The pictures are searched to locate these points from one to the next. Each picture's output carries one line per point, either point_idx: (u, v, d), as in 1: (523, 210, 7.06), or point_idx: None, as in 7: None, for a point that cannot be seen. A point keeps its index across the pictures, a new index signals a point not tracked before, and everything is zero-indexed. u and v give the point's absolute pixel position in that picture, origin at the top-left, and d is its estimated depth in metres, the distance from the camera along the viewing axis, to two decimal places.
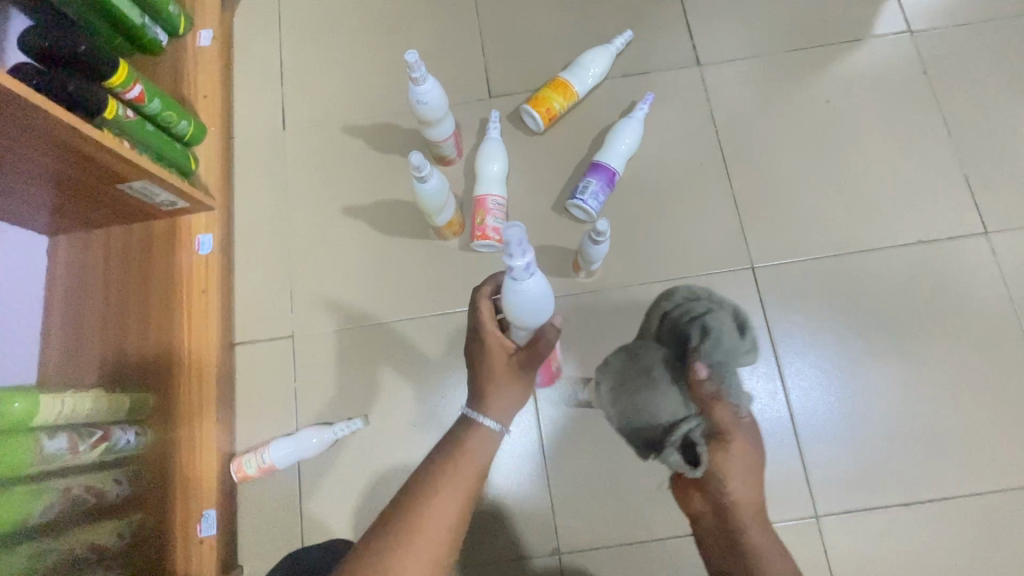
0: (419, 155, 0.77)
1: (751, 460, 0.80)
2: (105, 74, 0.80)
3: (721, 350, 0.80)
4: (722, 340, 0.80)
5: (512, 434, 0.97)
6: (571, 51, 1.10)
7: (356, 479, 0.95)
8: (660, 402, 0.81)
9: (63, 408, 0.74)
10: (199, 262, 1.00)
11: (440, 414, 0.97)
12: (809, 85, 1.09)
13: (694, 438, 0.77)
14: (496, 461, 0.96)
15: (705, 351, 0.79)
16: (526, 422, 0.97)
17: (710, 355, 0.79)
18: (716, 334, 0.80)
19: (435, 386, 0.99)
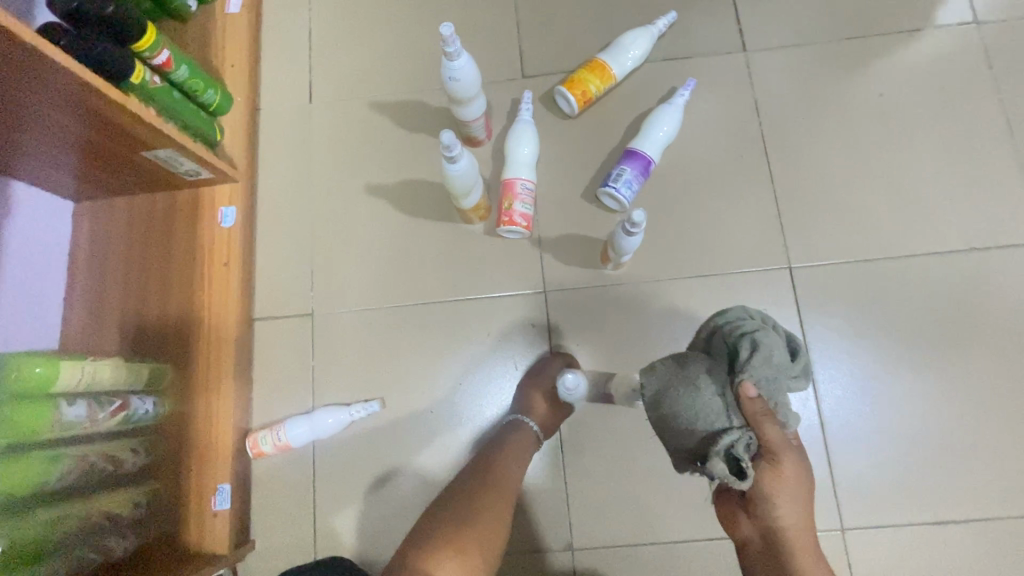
0: (450, 133, 0.73)
1: (805, 485, 0.70)
2: (132, 37, 0.78)
3: (776, 364, 0.67)
4: (775, 351, 0.68)
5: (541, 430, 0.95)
6: (609, 31, 1.05)
7: (371, 461, 0.94)
8: (703, 415, 0.68)
9: (83, 375, 0.73)
10: (221, 234, 0.98)
11: (474, 410, 0.95)
12: (861, 76, 1.03)
13: (739, 455, 0.66)
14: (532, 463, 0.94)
15: (757, 363, 0.66)
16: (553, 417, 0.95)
17: (763, 368, 0.67)
18: (771, 345, 0.67)
19: (468, 381, 0.96)
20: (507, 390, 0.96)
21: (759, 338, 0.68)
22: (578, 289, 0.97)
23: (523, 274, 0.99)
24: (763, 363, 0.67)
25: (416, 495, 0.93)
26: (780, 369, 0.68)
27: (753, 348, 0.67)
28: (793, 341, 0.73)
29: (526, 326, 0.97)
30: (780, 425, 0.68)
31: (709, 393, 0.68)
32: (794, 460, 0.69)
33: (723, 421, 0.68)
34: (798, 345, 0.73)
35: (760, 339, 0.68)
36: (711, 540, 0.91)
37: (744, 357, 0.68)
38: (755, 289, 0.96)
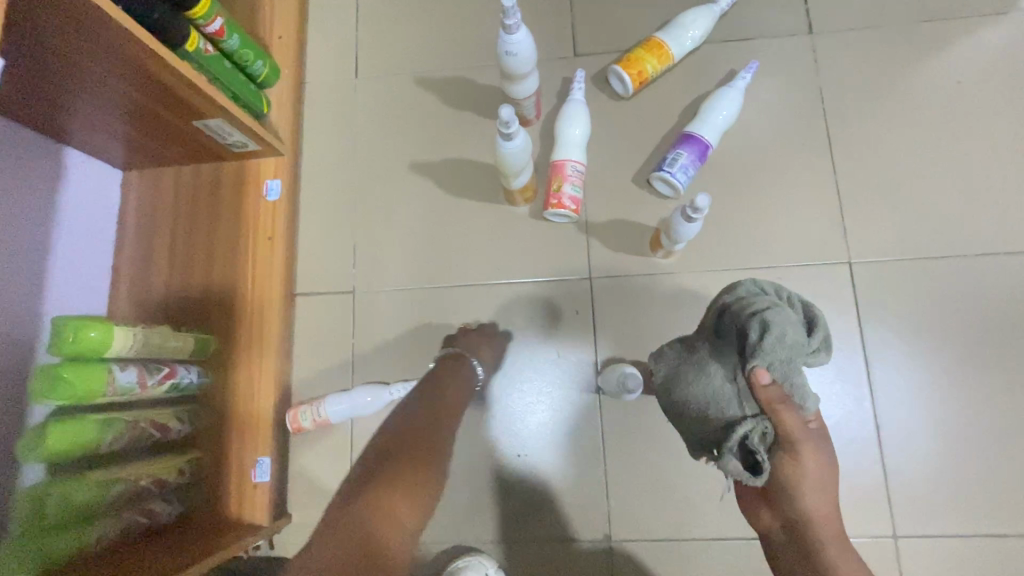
0: (509, 109, 0.71)
1: (829, 477, 0.68)
2: (188, 4, 0.78)
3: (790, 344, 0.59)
4: (790, 331, 0.60)
5: (539, 408, 0.94)
6: (667, 9, 1.01)
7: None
8: (714, 402, 0.65)
9: (136, 341, 0.74)
10: (266, 207, 0.97)
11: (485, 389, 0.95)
12: (935, 62, 0.96)
13: (755, 447, 0.62)
14: (524, 440, 0.93)
15: (767, 347, 0.59)
16: (551, 397, 0.94)
17: (775, 352, 0.59)
18: (783, 326, 0.59)
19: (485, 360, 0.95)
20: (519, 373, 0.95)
21: (770, 319, 0.60)
22: (624, 276, 0.95)
23: (568, 259, 0.96)
24: (777, 346, 0.59)
25: (453, 477, 0.93)
26: (796, 349, 0.60)
27: (763, 330, 0.59)
28: (811, 316, 0.66)
29: (569, 312, 0.95)
30: (798, 409, 0.62)
31: (718, 378, 0.66)
32: (817, 452, 0.66)
33: (734, 409, 0.64)
34: (817, 317, 0.65)
35: (771, 321, 0.60)
36: (753, 540, 0.88)
37: (752, 340, 0.60)
38: (811, 283, 0.92)
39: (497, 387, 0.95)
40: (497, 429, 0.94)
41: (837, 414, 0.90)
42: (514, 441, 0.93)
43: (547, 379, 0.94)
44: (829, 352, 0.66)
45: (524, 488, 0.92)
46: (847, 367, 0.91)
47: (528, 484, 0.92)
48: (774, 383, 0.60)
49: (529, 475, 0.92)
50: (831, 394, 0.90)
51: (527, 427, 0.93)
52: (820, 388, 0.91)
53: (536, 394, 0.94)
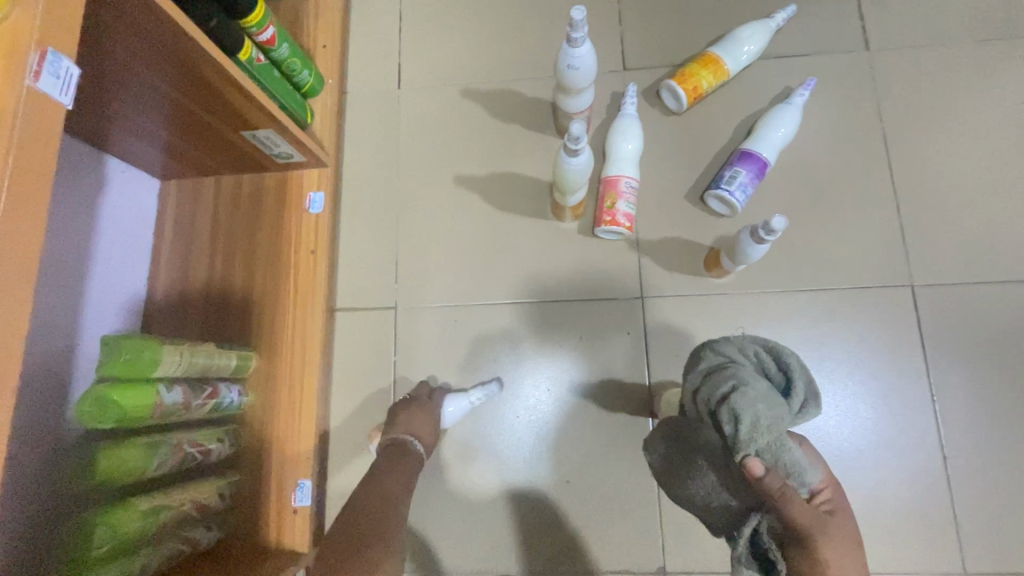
0: (579, 125, 0.69)
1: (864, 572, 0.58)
2: (242, 13, 0.76)
3: (767, 425, 0.56)
4: (764, 412, 0.57)
5: (525, 414, 0.91)
6: (719, 24, 0.99)
7: (456, 464, 0.91)
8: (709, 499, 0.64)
9: (183, 360, 0.71)
10: (309, 220, 0.94)
11: (499, 407, 0.92)
12: (996, 81, 0.94)
13: (765, 544, 0.57)
14: (518, 450, 0.90)
15: (747, 438, 0.56)
16: (534, 400, 0.92)
17: (755, 439, 0.56)
18: (750, 410, 0.57)
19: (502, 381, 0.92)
20: (508, 385, 0.92)
21: (738, 407, 0.58)
22: (678, 296, 0.92)
23: (619, 278, 0.93)
24: (757, 435, 0.56)
25: (499, 503, 0.89)
26: (776, 426, 0.57)
27: (734, 422, 0.57)
28: (780, 372, 0.64)
29: (619, 333, 0.92)
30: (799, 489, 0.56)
31: (709, 472, 0.64)
32: (841, 538, 0.57)
33: (736, 501, 0.62)
34: (790, 373, 0.63)
35: (741, 409, 0.57)
36: None
37: (730, 433, 0.58)
38: (872, 306, 0.89)
39: (498, 411, 0.92)
40: (500, 446, 0.91)
41: (901, 444, 0.86)
42: (517, 466, 0.90)
43: (551, 397, 0.91)
44: (819, 401, 0.64)
45: (573, 516, 0.88)
46: (910, 395, 0.87)
47: (577, 512, 0.88)
48: (769, 472, 0.54)
49: (577, 503, 0.88)
50: (895, 423, 0.86)
51: (530, 450, 0.90)
52: (881, 416, 0.87)
53: (522, 402, 0.92)
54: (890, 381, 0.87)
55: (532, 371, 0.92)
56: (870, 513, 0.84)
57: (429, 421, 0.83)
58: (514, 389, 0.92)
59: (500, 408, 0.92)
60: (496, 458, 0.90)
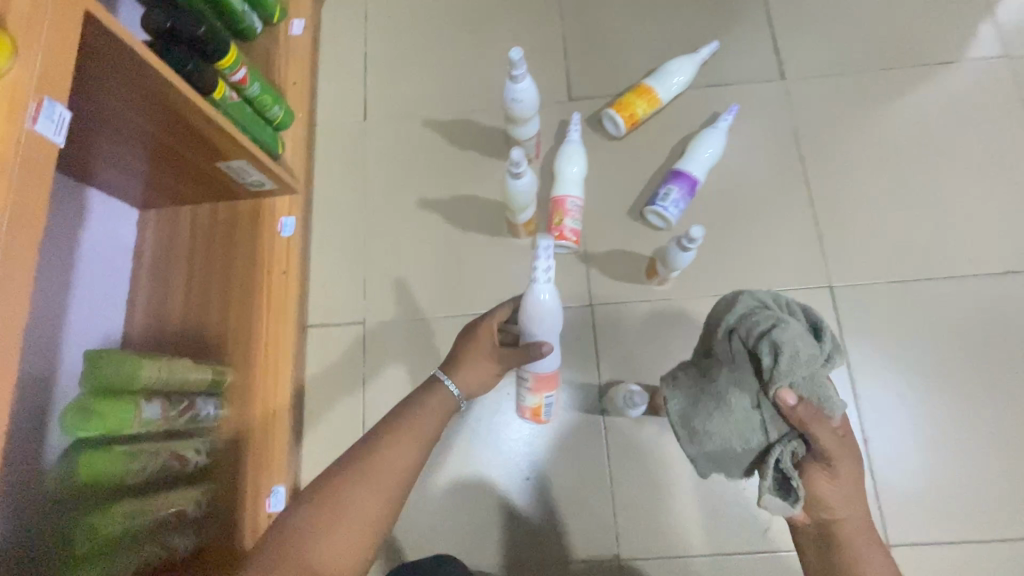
0: (519, 151, 0.78)
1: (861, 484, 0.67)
2: (216, 57, 0.84)
3: (805, 359, 0.63)
4: (802, 347, 0.63)
5: (516, 434, 0.97)
6: (654, 58, 1.10)
7: (441, 468, 0.96)
8: (738, 431, 0.68)
9: (160, 372, 0.76)
10: (281, 243, 1.02)
11: (490, 431, 0.98)
12: (900, 103, 1.06)
13: (787, 468, 0.66)
14: (511, 468, 0.96)
15: (785, 370, 0.63)
16: (522, 420, 0.98)
17: (794, 370, 0.63)
18: (792, 343, 0.62)
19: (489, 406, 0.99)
20: (499, 408, 0.99)
21: (780, 341, 0.63)
22: (623, 303, 1.00)
23: (569, 288, 1.02)
24: (793, 366, 0.63)
25: (464, 501, 0.95)
26: (812, 360, 0.63)
27: (775, 354, 0.63)
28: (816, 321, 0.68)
29: (571, 338, 1.00)
30: (830, 420, 0.64)
31: (741, 402, 0.67)
32: (849, 461, 0.66)
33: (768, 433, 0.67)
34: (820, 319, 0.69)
35: (781, 342, 0.63)
36: (756, 554, 0.91)
37: (769, 365, 0.64)
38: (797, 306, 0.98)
39: (489, 429, 0.98)
40: (495, 466, 0.96)
41: None
42: (502, 475, 0.96)
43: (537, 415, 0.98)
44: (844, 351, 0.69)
45: (532, 510, 0.94)
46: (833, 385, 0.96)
47: (536, 506, 0.95)
48: (801, 400, 0.63)
49: (536, 498, 0.95)
50: None
51: (516, 461, 0.96)
52: None
53: (512, 423, 0.98)
54: None
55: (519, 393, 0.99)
56: None
57: (476, 353, 0.71)
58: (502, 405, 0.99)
59: (494, 431, 0.98)
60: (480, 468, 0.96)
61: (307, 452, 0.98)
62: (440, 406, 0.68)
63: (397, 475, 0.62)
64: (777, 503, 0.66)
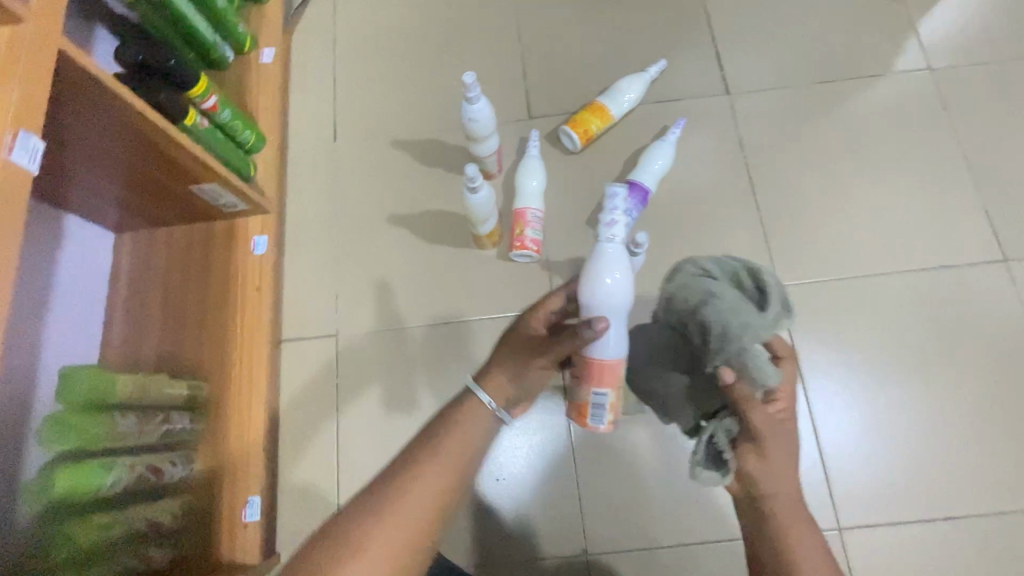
0: (473, 167, 0.86)
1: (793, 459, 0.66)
2: (186, 86, 0.87)
3: (734, 330, 0.63)
4: (731, 320, 0.64)
5: (503, 441, 1.01)
6: (607, 77, 1.17)
7: None
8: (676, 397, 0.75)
9: (134, 386, 0.79)
10: (254, 261, 1.06)
11: None
12: (837, 113, 1.13)
13: (720, 445, 0.67)
14: (491, 471, 0.99)
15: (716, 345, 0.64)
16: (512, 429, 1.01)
17: (724, 345, 0.64)
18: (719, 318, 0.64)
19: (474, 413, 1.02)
20: None
21: (710, 318, 0.65)
22: None
23: (533, 295, 1.07)
24: (719, 343, 0.64)
25: None
26: (743, 332, 0.63)
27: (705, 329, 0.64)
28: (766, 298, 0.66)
29: None
30: (758, 386, 0.64)
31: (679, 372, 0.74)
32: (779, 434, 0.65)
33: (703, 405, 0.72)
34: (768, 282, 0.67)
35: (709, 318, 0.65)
36: (717, 543, 0.95)
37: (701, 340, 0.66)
38: None
39: None
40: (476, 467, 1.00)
41: None
42: (496, 480, 0.99)
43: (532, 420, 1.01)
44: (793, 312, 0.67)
45: (502, 511, 0.98)
46: None
47: (505, 507, 0.98)
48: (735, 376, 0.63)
49: (506, 498, 0.98)
50: None
51: (501, 466, 0.99)
52: None
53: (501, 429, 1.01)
54: None
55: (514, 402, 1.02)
56: None
57: (516, 354, 0.70)
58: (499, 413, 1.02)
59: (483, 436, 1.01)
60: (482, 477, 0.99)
61: (284, 462, 1.02)
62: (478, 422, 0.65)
63: (428, 503, 0.57)
64: (708, 475, 0.68)
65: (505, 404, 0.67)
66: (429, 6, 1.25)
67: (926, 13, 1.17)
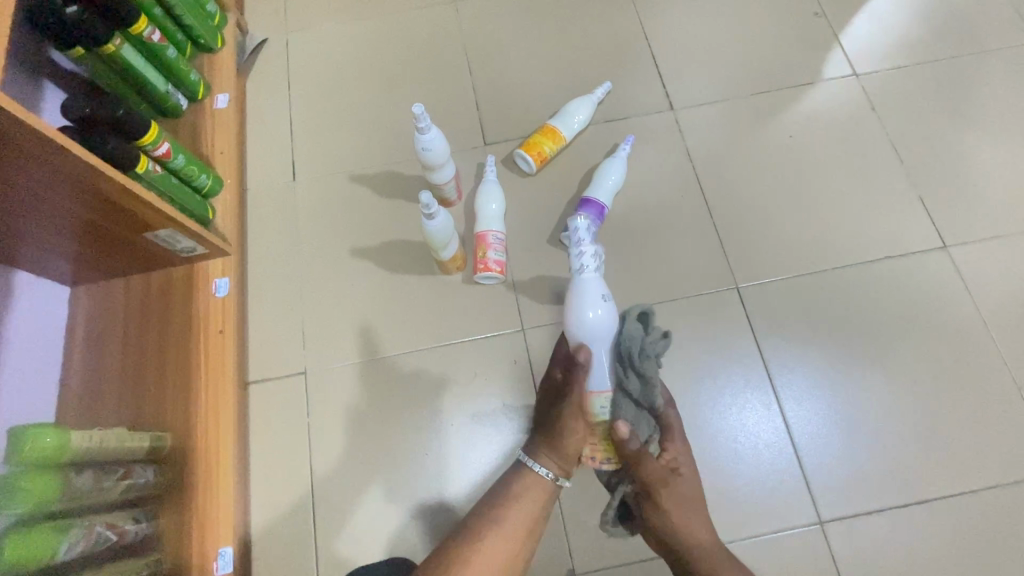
0: (428, 195, 0.88)
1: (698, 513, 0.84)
2: (137, 133, 0.88)
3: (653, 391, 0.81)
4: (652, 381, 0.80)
5: (470, 445, 1.02)
6: (557, 101, 1.21)
7: (398, 494, 0.99)
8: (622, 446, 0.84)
9: (90, 442, 0.75)
10: (216, 303, 1.04)
11: (442, 453, 1.01)
12: (775, 122, 1.19)
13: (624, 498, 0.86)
14: (453, 474, 1.00)
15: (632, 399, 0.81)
16: (481, 434, 1.02)
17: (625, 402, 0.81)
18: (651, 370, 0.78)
19: (440, 431, 1.02)
20: (458, 427, 1.03)
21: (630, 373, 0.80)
22: (553, 324, 1.06)
23: (501, 316, 1.07)
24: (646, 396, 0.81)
25: (422, 536, 0.97)
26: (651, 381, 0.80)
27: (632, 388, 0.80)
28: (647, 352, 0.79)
29: (507, 363, 1.05)
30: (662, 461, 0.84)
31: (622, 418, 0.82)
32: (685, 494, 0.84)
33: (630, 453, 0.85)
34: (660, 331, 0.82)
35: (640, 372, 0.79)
36: None
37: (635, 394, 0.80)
38: (711, 309, 1.06)
39: (445, 444, 1.02)
40: (439, 473, 1.00)
41: (754, 420, 1.00)
42: (456, 484, 1.00)
43: (498, 422, 1.02)
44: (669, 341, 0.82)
45: None
46: (753, 377, 1.03)
47: None
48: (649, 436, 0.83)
49: None
50: (745, 402, 1.01)
51: (464, 470, 1.00)
52: (734, 398, 1.01)
53: (470, 436, 1.02)
54: (737, 366, 1.03)
55: (483, 407, 1.03)
56: (738, 487, 0.97)
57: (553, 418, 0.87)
58: (467, 420, 1.03)
59: (447, 442, 1.02)
60: (459, 485, 0.99)
61: (259, 507, 0.99)
62: (537, 487, 0.82)
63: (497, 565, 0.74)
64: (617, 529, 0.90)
65: (560, 469, 0.83)
66: (380, 46, 1.29)
67: (848, 24, 1.26)
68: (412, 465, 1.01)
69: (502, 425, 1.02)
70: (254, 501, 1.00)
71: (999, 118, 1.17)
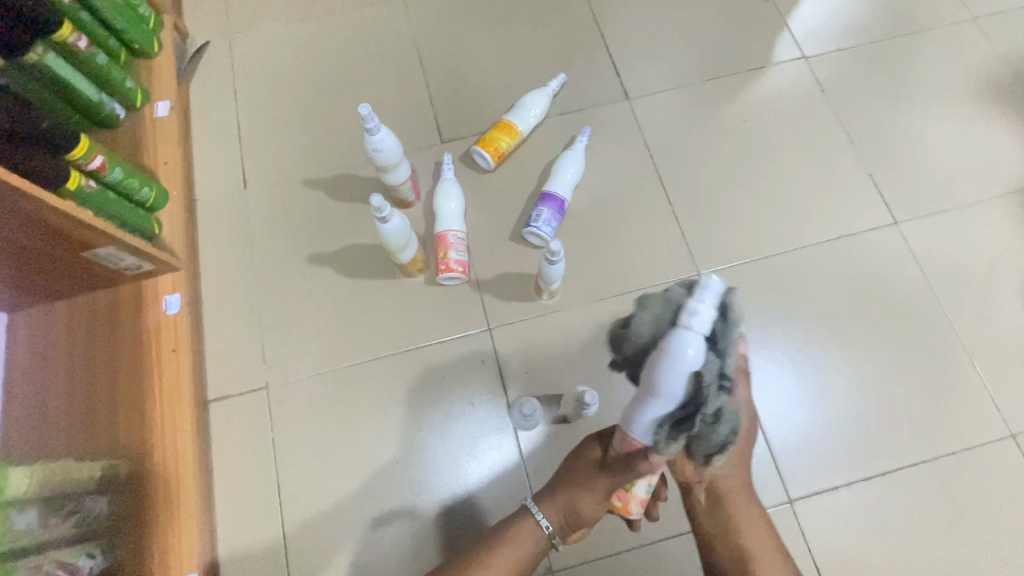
0: (379, 198, 0.86)
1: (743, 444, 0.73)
2: (66, 147, 0.83)
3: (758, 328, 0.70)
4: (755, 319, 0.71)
5: (446, 446, 1.00)
6: (512, 95, 1.20)
7: (373, 503, 0.98)
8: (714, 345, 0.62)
9: (31, 479, 0.72)
10: (167, 321, 0.99)
11: (417, 456, 1.00)
12: (729, 107, 1.20)
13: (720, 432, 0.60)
14: (428, 478, 0.99)
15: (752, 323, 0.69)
16: (456, 434, 1.01)
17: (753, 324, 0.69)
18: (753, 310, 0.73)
19: (411, 436, 1.01)
20: (432, 428, 1.01)
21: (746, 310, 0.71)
22: (519, 321, 1.06)
23: (466, 317, 1.06)
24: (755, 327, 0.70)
25: (397, 546, 0.96)
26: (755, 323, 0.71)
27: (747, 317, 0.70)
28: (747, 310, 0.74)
29: (476, 364, 1.04)
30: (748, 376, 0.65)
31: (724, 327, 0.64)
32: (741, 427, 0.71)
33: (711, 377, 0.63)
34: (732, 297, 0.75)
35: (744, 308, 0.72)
36: (679, 536, 0.96)
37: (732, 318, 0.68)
38: None
39: (420, 447, 1.00)
40: (415, 476, 0.99)
41: None
42: (431, 487, 0.98)
43: (474, 421, 1.01)
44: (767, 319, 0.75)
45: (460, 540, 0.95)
46: None
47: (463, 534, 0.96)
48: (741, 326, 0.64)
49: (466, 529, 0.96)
50: None
51: (440, 473, 0.99)
52: None
53: (445, 437, 1.01)
54: None
55: (458, 407, 1.02)
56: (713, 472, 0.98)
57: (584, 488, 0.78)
58: (440, 426, 1.01)
59: (421, 445, 1.00)
60: (436, 491, 0.98)
61: (225, 530, 0.96)
62: (526, 533, 0.76)
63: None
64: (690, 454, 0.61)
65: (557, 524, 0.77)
66: (328, 45, 1.25)
67: (795, 8, 1.27)
68: (382, 472, 0.99)
69: (480, 422, 1.01)
70: (222, 524, 0.97)
71: (940, 94, 1.21)
